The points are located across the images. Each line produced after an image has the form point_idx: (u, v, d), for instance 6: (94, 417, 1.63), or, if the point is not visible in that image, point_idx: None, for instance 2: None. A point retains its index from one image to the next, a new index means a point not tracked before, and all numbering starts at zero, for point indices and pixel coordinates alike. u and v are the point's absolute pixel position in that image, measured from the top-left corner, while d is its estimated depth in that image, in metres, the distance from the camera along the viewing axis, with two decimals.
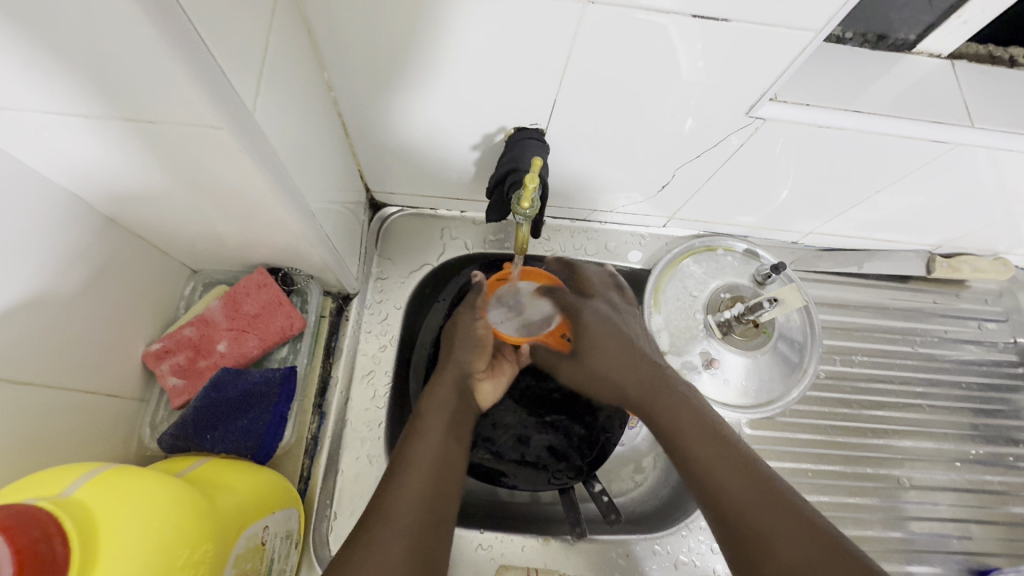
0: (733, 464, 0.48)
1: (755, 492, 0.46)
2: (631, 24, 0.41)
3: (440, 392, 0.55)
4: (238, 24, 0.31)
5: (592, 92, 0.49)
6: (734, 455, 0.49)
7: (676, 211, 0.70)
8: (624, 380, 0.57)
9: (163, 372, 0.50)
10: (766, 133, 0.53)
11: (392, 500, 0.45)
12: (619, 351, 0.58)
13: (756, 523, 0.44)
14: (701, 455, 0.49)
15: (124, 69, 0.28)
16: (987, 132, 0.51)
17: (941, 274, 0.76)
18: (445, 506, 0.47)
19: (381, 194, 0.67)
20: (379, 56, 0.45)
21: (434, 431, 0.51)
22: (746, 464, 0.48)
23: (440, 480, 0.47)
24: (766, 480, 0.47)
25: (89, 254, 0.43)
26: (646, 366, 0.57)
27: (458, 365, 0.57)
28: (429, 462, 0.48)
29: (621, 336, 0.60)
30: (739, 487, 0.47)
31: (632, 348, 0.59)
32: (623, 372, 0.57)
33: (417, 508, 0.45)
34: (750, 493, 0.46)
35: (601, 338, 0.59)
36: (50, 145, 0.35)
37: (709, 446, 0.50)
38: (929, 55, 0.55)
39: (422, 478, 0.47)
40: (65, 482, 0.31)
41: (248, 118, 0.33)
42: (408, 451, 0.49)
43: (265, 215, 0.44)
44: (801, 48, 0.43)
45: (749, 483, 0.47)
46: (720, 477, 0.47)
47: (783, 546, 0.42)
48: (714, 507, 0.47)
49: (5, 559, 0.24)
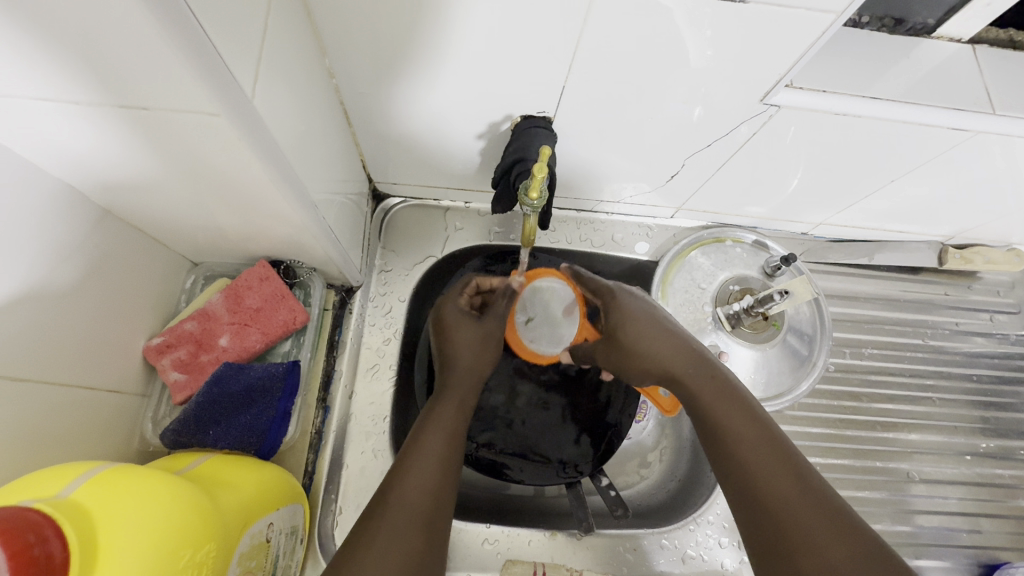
0: (769, 456, 0.43)
1: (792, 490, 0.41)
2: (642, 7, 0.40)
3: (444, 406, 0.49)
4: (236, 9, 0.30)
5: (602, 79, 0.47)
6: (773, 447, 0.44)
7: (685, 201, 0.69)
8: (648, 363, 0.52)
9: (164, 366, 0.49)
10: (779, 121, 0.52)
11: (399, 489, 0.42)
12: (658, 333, 0.52)
13: (785, 520, 0.40)
14: (735, 442, 0.45)
15: (115, 54, 0.27)
16: (1009, 119, 0.49)
17: (953, 265, 0.75)
18: (443, 515, 0.42)
19: (384, 185, 0.66)
20: (381, 43, 0.44)
21: (434, 438, 0.46)
22: (785, 459, 0.43)
23: (449, 473, 0.44)
24: (802, 476, 0.42)
25: (85, 247, 0.42)
26: (684, 346, 0.52)
27: (466, 371, 0.53)
28: (427, 469, 0.43)
29: (661, 319, 0.54)
30: (774, 481, 0.42)
31: (669, 329, 0.53)
32: (662, 355, 0.52)
33: (427, 498, 0.42)
34: (780, 485, 0.42)
35: (641, 319, 0.53)
36: (44, 134, 0.34)
37: (747, 435, 0.45)
38: (949, 39, 0.53)
39: (427, 480, 0.43)
40: (61, 484, 0.30)
41: (248, 105, 0.32)
42: (421, 438, 0.46)
43: (266, 206, 0.43)
44: (821, 31, 0.41)
45: (781, 475, 0.42)
46: (751, 467, 0.43)
47: (814, 545, 0.38)
48: (742, 498, 0.43)
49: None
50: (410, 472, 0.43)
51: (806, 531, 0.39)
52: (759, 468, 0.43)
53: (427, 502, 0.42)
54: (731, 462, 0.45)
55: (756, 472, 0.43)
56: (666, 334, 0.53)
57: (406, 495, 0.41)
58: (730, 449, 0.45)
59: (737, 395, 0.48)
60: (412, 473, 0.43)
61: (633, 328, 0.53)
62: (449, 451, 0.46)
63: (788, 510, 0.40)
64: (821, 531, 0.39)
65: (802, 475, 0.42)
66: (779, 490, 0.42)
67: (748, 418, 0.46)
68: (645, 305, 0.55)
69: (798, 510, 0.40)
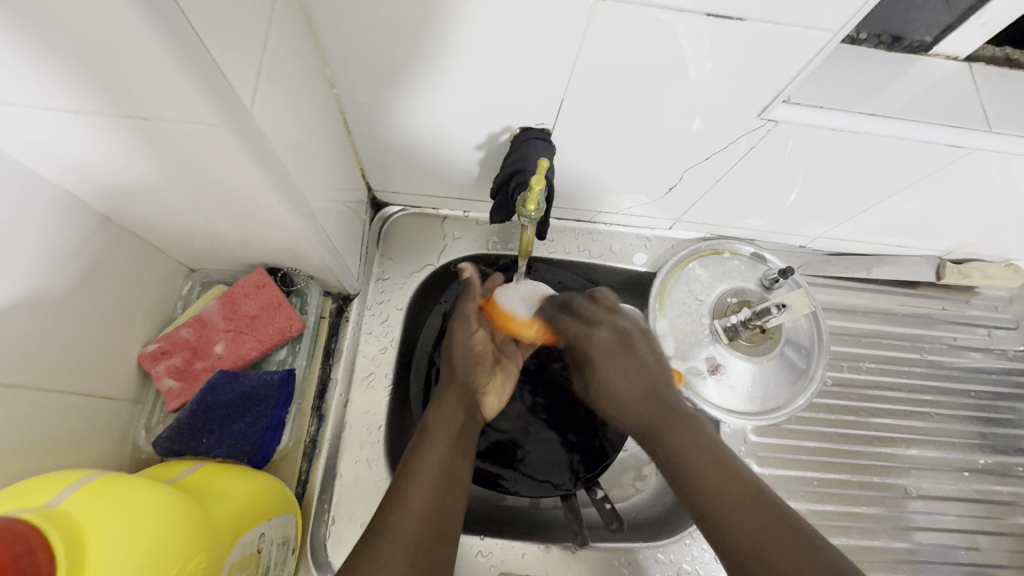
0: (740, 498, 0.45)
1: (755, 522, 0.43)
2: (640, 23, 0.40)
3: (445, 409, 0.53)
4: (238, 20, 0.30)
5: (601, 92, 0.48)
6: (736, 481, 0.46)
7: (683, 213, 0.69)
8: (629, 399, 0.55)
9: (159, 373, 0.49)
10: (777, 136, 0.52)
11: (396, 516, 0.43)
12: (625, 374, 0.56)
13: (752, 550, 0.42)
14: (710, 484, 0.46)
15: (118, 64, 0.27)
16: (1005, 137, 0.49)
17: (950, 280, 0.75)
18: (448, 519, 0.45)
19: (383, 193, 0.67)
20: (381, 54, 0.45)
21: (439, 445, 0.49)
22: (758, 503, 0.44)
23: (448, 492, 0.47)
24: (764, 506, 0.44)
25: (83, 253, 0.42)
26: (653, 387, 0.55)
27: (461, 382, 0.56)
28: (432, 475, 0.47)
29: (636, 360, 0.57)
30: (737, 512, 0.44)
31: (639, 370, 0.56)
32: (630, 398, 0.55)
33: (422, 523, 0.44)
34: (743, 516, 0.44)
35: (607, 363, 0.57)
36: (47, 143, 0.34)
37: (716, 476, 0.47)
38: (946, 57, 0.54)
39: (431, 486, 0.46)
40: (51, 493, 0.30)
41: (249, 116, 0.32)
42: (415, 465, 0.47)
43: (264, 215, 0.43)
44: (818, 48, 0.41)
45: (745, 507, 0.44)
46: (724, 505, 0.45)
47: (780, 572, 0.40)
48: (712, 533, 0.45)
49: None
50: (406, 500, 0.45)
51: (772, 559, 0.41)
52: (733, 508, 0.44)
53: (428, 506, 0.45)
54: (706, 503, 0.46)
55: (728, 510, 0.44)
56: (635, 373, 0.56)
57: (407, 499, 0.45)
58: (701, 490, 0.47)
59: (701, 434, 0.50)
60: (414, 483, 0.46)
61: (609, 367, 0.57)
62: (445, 472, 0.48)
63: (760, 547, 0.42)
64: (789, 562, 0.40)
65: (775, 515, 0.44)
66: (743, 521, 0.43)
67: (717, 459, 0.48)
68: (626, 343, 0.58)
69: (768, 546, 0.42)
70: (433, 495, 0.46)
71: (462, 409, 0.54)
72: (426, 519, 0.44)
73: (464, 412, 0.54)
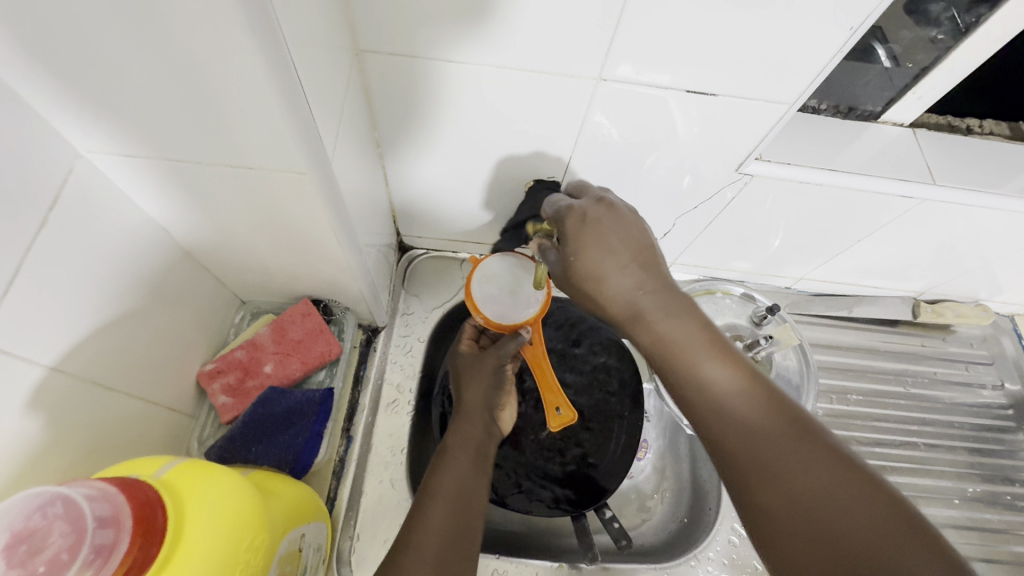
0: (767, 437, 0.35)
1: (791, 463, 0.34)
2: (637, 96, 0.50)
3: (463, 431, 0.57)
4: (326, 95, 0.39)
5: (602, 151, 0.57)
6: (774, 420, 0.36)
7: (678, 256, 0.77)
8: (622, 287, 0.42)
9: (214, 390, 0.55)
10: (754, 188, 0.61)
11: (419, 525, 0.46)
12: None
13: (776, 492, 0.33)
14: (757, 450, 0.35)
15: (236, 131, 0.36)
16: (947, 188, 0.58)
17: (926, 318, 0.81)
18: (469, 538, 0.47)
19: (409, 238, 0.75)
20: (419, 120, 0.54)
21: (458, 467, 0.53)
22: (808, 443, 0.35)
23: (467, 506, 0.50)
24: (806, 439, 0.35)
25: (168, 280, 0.49)
26: (652, 285, 0.42)
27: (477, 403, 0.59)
28: (450, 496, 0.50)
29: (627, 238, 0.43)
30: (767, 453, 0.35)
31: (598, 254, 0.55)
32: (621, 287, 0.42)
33: (443, 539, 0.46)
34: (767, 454, 0.35)
35: (594, 242, 0.43)
36: (162, 188, 0.42)
37: (742, 414, 0.37)
38: (893, 124, 0.63)
39: (451, 504, 0.49)
40: (155, 467, 0.36)
41: (328, 168, 0.41)
42: (435, 483, 0.51)
43: (320, 250, 0.50)
44: (778, 117, 0.51)
45: (782, 446, 0.35)
46: (761, 448, 0.35)
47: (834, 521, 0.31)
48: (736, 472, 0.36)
49: (125, 512, 0.31)
50: (424, 518, 0.47)
51: (807, 512, 0.32)
52: (772, 464, 0.34)
53: (445, 521, 0.47)
54: (740, 477, 0.35)
55: (761, 450, 0.35)
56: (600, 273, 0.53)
57: (427, 505, 0.48)
58: (742, 456, 0.36)
59: (725, 354, 0.39)
60: (434, 504, 0.49)
61: (594, 238, 0.43)
62: (462, 491, 0.51)
63: (802, 514, 0.32)
64: (838, 512, 0.31)
65: (830, 463, 0.33)
66: (773, 455, 0.35)
67: (737, 373, 0.38)
68: (622, 230, 0.44)
69: (811, 509, 0.32)
70: (451, 508, 0.49)
71: (481, 430, 0.58)
72: (446, 537, 0.46)
73: (480, 430, 0.58)
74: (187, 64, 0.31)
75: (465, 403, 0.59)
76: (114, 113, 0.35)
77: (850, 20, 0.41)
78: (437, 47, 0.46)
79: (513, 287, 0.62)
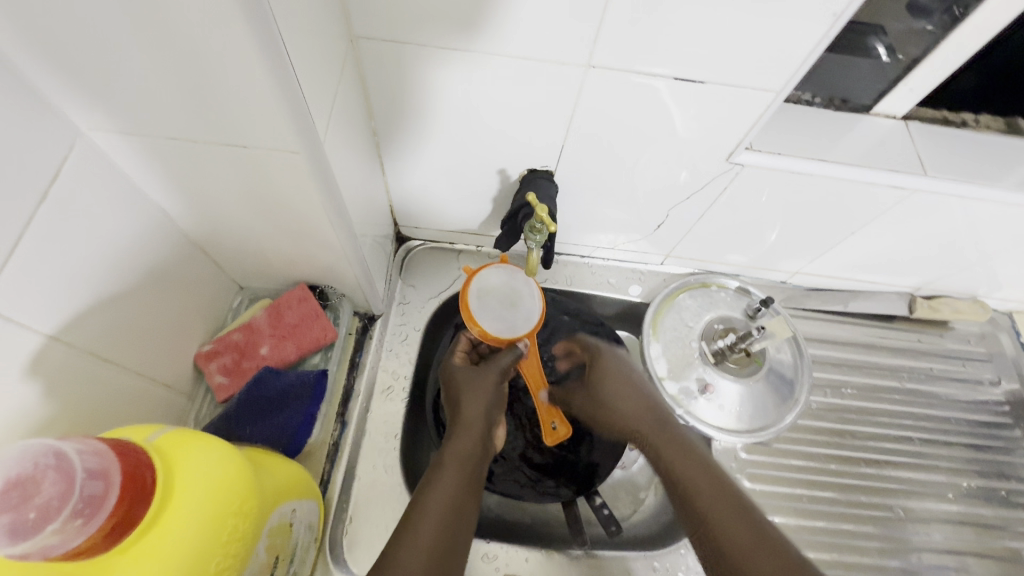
0: (735, 522, 0.53)
1: (748, 537, 0.51)
2: (627, 85, 0.50)
3: (460, 447, 0.57)
4: (319, 78, 0.40)
5: (594, 140, 0.58)
6: (732, 505, 0.54)
7: (672, 249, 0.77)
8: (633, 401, 0.66)
9: (211, 370, 0.57)
10: (746, 178, 0.61)
11: (406, 540, 0.47)
12: (631, 386, 0.67)
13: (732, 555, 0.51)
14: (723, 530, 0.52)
15: (229, 110, 0.37)
16: (939, 180, 0.59)
17: (923, 313, 0.81)
18: (453, 559, 0.48)
19: (407, 228, 0.76)
20: (414, 108, 0.55)
21: (450, 484, 0.53)
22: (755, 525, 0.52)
23: (455, 526, 0.50)
24: (753, 520, 0.52)
25: (167, 262, 0.50)
26: (650, 408, 0.65)
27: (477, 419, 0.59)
28: (439, 516, 0.50)
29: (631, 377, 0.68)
30: (727, 532, 0.52)
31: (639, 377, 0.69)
32: (636, 414, 0.65)
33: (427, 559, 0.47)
34: (734, 532, 0.52)
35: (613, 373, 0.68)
36: (161, 168, 0.43)
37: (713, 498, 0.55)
38: (886, 116, 0.63)
39: (438, 522, 0.49)
40: (149, 432, 0.37)
41: (321, 151, 0.42)
42: (426, 499, 0.51)
43: (315, 234, 0.52)
44: (765, 105, 0.51)
45: (739, 521, 0.53)
46: (739, 545, 0.51)
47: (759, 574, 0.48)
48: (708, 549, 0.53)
49: (115, 470, 0.32)
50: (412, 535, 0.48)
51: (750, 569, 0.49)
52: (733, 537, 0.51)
53: (432, 541, 0.48)
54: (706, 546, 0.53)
55: (727, 532, 0.52)
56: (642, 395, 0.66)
57: (416, 522, 0.49)
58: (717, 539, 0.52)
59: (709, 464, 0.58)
60: (422, 522, 0.49)
61: (609, 365, 0.69)
62: (451, 508, 0.51)
63: None
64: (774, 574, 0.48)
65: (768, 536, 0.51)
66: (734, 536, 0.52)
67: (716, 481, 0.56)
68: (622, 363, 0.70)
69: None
70: (439, 526, 0.49)
71: (478, 446, 0.58)
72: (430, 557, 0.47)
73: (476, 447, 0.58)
74: (182, 43, 0.32)
75: (463, 417, 0.59)
76: (112, 92, 0.36)
77: (834, 6, 0.42)
78: (430, 34, 0.47)
79: (512, 299, 0.63)
